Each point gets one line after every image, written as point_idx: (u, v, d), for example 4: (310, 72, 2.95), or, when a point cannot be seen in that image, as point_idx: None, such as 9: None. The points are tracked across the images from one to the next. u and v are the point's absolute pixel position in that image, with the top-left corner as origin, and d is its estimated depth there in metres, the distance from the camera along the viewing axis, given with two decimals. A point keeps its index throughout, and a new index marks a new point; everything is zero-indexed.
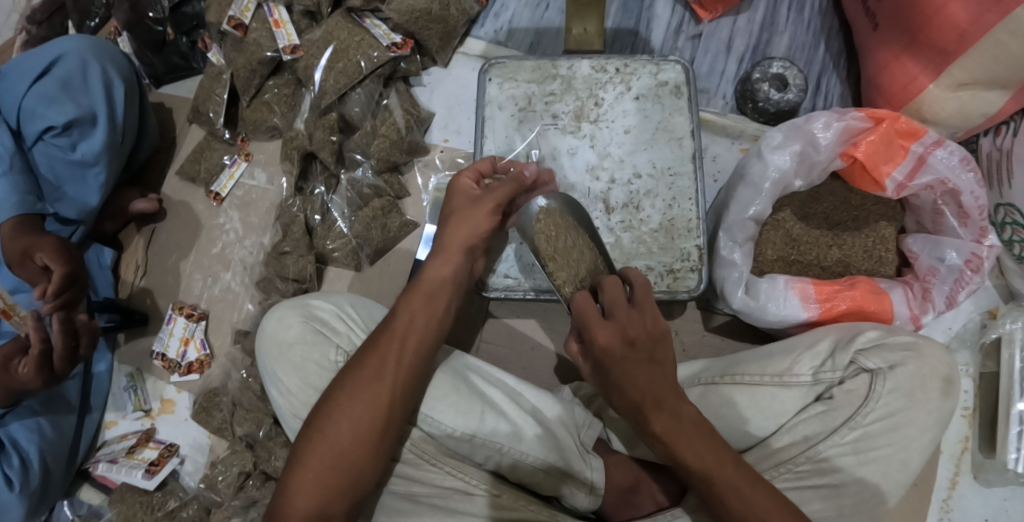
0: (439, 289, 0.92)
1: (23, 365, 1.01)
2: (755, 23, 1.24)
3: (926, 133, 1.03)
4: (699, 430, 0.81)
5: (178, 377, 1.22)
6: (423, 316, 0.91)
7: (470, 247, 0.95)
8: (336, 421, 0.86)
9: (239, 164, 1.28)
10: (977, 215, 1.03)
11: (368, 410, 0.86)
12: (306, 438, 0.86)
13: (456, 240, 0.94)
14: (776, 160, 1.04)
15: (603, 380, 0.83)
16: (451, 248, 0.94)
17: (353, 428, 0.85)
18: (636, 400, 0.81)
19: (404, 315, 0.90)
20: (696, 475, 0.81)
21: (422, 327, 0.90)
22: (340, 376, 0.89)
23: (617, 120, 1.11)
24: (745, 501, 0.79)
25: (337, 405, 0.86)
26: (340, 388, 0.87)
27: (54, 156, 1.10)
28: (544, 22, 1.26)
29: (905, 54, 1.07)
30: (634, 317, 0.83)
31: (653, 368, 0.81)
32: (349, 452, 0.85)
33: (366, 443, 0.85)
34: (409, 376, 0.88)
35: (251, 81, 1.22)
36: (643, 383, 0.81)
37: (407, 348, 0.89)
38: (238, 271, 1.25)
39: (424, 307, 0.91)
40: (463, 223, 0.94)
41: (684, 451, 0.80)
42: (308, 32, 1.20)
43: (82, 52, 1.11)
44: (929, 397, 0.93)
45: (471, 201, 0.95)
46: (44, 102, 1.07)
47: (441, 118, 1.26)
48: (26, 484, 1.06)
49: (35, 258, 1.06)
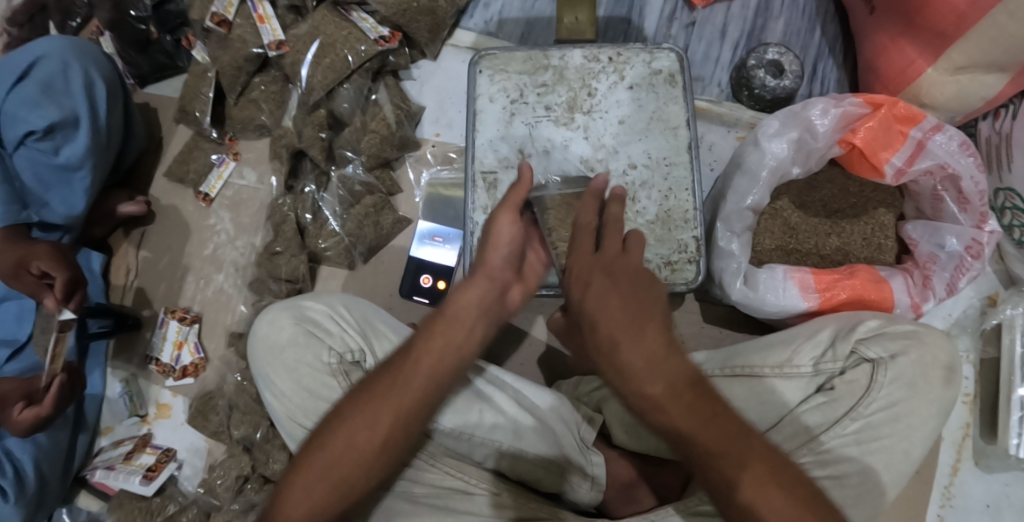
0: (468, 318, 0.79)
1: (20, 410, 1.02)
2: (750, 8, 1.21)
3: (924, 118, 1.01)
4: (696, 395, 0.70)
5: (173, 381, 1.20)
6: (443, 340, 0.79)
7: (504, 271, 0.82)
8: (337, 436, 0.81)
9: (228, 164, 1.25)
10: (977, 201, 1.02)
11: (373, 431, 0.80)
12: (309, 447, 0.83)
13: (484, 273, 0.81)
14: (773, 148, 1.02)
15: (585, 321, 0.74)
16: (484, 270, 0.82)
17: (351, 444, 0.81)
18: (630, 362, 0.70)
19: (428, 335, 0.80)
20: (695, 448, 0.69)
21: (437, 352, 0.79)
22: (352, 389, 0.84)
23: (610, 110, 1.09)
24: (746, 471, 0.69)
25: (342, 418, 0.82)
26: (352, 406, 0.82)
27: (38, 161, 1.07)
28: (535, 11, 1.23)
29: (903, 38, 1.05)
30: (616, 262, 0.77)
31: (640, 327, 0.71)
32: (348, 467, 0.81)
33: (365, 462, 0.81)
34: (414, 400, 0.80)
35: (237, 79, 1.18)
36: (632, 336, 0.71)
37: (421, 372, 0.79)
38: (230, 273, 1.24)
39: (445, 330, 0.79)
40: (498, 242, 0.83)
41: (675, 420, 0.69)
42: (294, 27, 1.17)
43: (63, 53, 1.08)
44: (932, 386, 0.93)
45: (507, 214, 0.84)
46: (26, 107, 1.05)
47: (432, 112, 1.24)
48: (22, 494, 1.06)
49: (30, 268, 1.05)
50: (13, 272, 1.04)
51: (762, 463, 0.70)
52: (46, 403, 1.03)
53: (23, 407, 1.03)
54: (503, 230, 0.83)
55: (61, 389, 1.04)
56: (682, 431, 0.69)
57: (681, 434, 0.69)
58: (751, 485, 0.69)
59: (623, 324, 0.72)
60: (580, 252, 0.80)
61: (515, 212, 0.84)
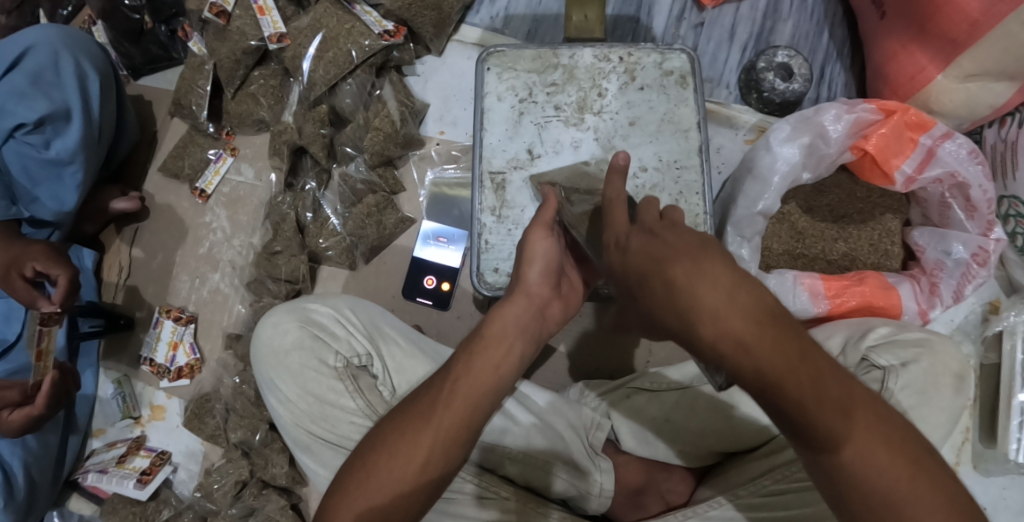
0: (509, 336, 0.84)
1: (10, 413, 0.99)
2: (758, 9, 1.20)
3: (934, 125, 1.02)
4: (784, 334, 0.61)
5: (168, 382, 1.17)
6: (481, 361, 0.82)
7: (538, 293, 0.88)
8: (380, 462, 0.80)
9: (225, 159, 1.22)
10: (985, 209, 1.02)
11: (410, 449, 0.80)
12: (348, 472, 0.82)
13: (522, 294, 0.87)
14: (785, 153, 1.01)
15: (633, 280, 0.70)
16: (522, 288, 0.88)
17: (391, 469, 0.79)
18: (714, 308, 0.62)
19: (464, 358, 0.83)
20: (789, 392, 0.60)
21: (478, 371, 0.82)
22: (390, 416, 0.83)
23: (621, 111, 1.07)
24: (841, 420, 0.61)
25: (383, 442, 0.81)
26: (389, 425, 0.82)
27: (27, 155, 1.03)
28: (542, 8, 1.20)
29: (913, 44, 1.05)
30: (661, 221, 0.73)
31: (697, 258, 0.64)
32: (387, 490, 0.79)
33: (406, 485, 0.79)
34: (458, 420, 0.80)
35: (236, 72, 1.15)
36: (683, 266, 0.65)
37: (459, 391, 0.81)
38: (227, 272, 1.20)
39: (486, 351, 0.83)
40: (536, 260, 0.89)
41: (762, 362, 0.60)
42: (295, 20, 1.14)
43: (54, 43, 1.03)
44: (943, 394, 0.93)
45: (543, 233, 0.90)
46: (14, 98, 1.01)
47: (436, 110, 1.21)
48: (12, 500, 1.02)
49: (24, 269, 1.00)
50: (5, 272, 0.99)
51: (860, 407, 0.62)
52: (39, 401, 1.00)
53: (14, 408, 1.00)
54: (538, 248, 0.89)
55: (53, 389, 1.00)
56: (772, 377, 0.60)
57: (767, 375, 0.60)
58: (853, 439, 0.61)
59: (685, 259, 0.65)
60: (618, 227, 0.78)
61: (547, 229, 0.90)
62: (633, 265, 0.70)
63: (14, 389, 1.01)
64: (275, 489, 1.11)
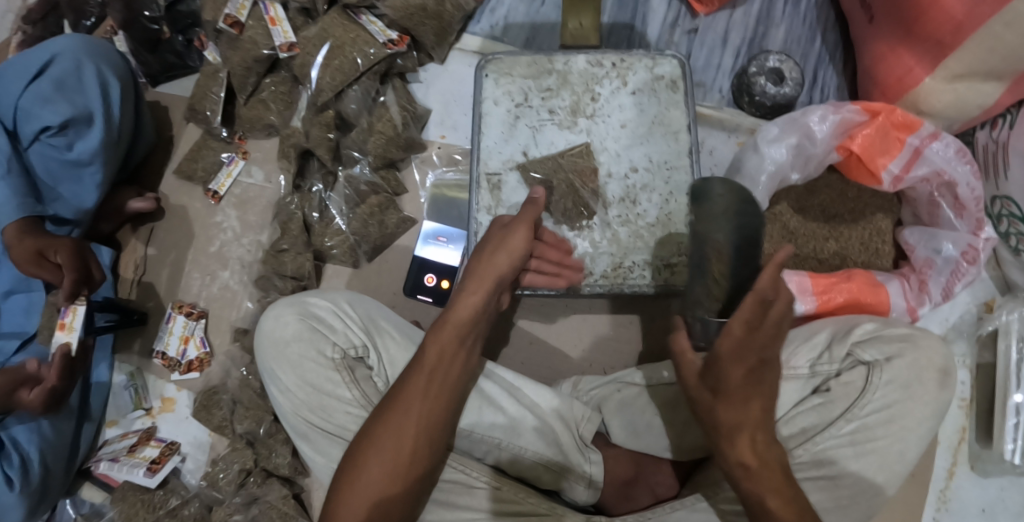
0: (470, 322, 0.89)
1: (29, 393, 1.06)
2: (751, 15, 1.23)
3: (922, 125, 1.03)
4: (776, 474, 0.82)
5: (179, 375, 1.22)
6: (451, 349, 0.88)
7: (499, 282, 0.91)
8: (370, 460, 0.86)
9: (237, 163, 1.28)
10: (974, 207, 1.04)
11: (397, 444, 0.85)
12: (342, 472, 0.87)
13: (483, 276, 0.90)
14: (772, 153, 1.04)
15: (712, 387, 0.81)
16: (486, 275, 0.90)
17: (381, 466, 0.85)
18: (742, 457, 0.81)
19: (433, 348, 0.88)
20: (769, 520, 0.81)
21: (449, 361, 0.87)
22: (373, 414, 0.88)
23: (613, 114, 1.11)
24: None
25: (370, 438, 0.86)
26: (373, 422, 0.87)
27: (50, 156, 1.10)
28: (540, 17, 1.25)
29: (902, 47, 1.07)
30: (766, 358, 0.81)
31: (766, 413, 0.81)
32: (382, 485, 0.85)
33: (400, 478, 0.86)
34: (436, 410, 0.87)
35: (247, 79, 1.21)
36: (745, 414, 0.80)
37: (436, 380, 0.87)
38: (236, 269, 1.26)
39: (453, 339, 0.88)
40: (498, 249, 0.91)
41: (758, 492, 0.81)
42: (305, 30, 1.20)
43: (78, 52, 1.10)
44: (926, 388, 0.94)
45: (509, 227, 0.93)
46: (39, 103, 1.07)
47: (438, 114, 1.26)
48: (27, 484, 1.07)
49: (50, 258, 1.07)
50: (34, 261, 1.06)
51: None
52: (54, 372, 1.07)
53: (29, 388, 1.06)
54: (519, 240, 0.92)
55: (65, 361, 1.07)
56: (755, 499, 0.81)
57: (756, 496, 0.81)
58: None
59: (753, 408, 0.81)
60: (731, 336, 0.79)
61: (529, 229, 0.93)
62: (730, 386, 0.80)
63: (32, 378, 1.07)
64: (277, 479, 1.15)
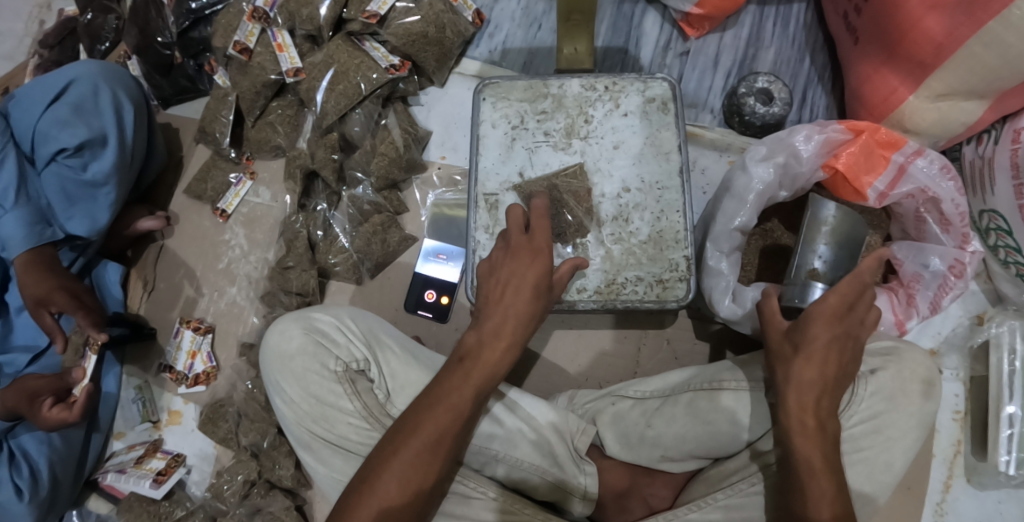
0: (494, 354, 0.88)
1: (48, 405, 1.09)
2: (741, 38, 1.28)
3: (905, 143, 1.06)
4: (826, 440, 0.86)
5: (185, 388, 1.26)
6: (474, 383, 0.88)
7: (526, 319, 0.89)
8: (384, 479, 0.86)
9: (244, 183, 1.32)
10: (958, 222, 1.06)
11: (416, 471, 0.86)
12: (355, 493, 0.87)
13: (501, 305, 0.89)
14: (759, 172, 1.07)
15: (794, 343, 0.89)
16: (499, 307, 0.89)
17: (398, 492, 0.86)
18: (803, 413, 0.86)
19: (458, 381, 0.88)
20: (807, 477, 0.85)
21: (475, 388, 0.88)
22: (389, 432, 0.89)
23: (606, 136, 1.14)
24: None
25: (386, 463, 0.87)
26: (390, 448, 0.87)
27: (65, 177, 1.14)
28: (537, 42, 1.30)
29: (885, 67, 1.10)
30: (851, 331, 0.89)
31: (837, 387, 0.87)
32: (396, 510, 0.86)
33: (413, 503, 0.86)
34: (449, 429, 0.87)
35: (255, 103, 1.27)
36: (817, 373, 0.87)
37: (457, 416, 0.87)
38: (243, 285, 1.30)
39: (477, 375, 0.88)
40: (519, 278, 0.90)
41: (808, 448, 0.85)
42: (310, 56, 1.25)
43: (94, 77, 1.16)
44: (910, 399, 0.96)
45: (533, 253, 0.91)
46: (57, 126, 1.13)
47: (438, 136, 1.30)
48: (36, 494, 1.11)
49: (47, 308, 1.12)
50: (35, 308, 1.12)
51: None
52: (75, 410, 1.10)
53: (53, 404, 1.09)
54: (533, 274, 0.90)
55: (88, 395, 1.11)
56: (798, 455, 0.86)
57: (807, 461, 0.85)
58: None
59: (826, 369, 0.87)
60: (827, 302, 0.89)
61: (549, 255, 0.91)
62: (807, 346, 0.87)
63: (51, 385, 1.11)
64: (281, 490, 1.18)
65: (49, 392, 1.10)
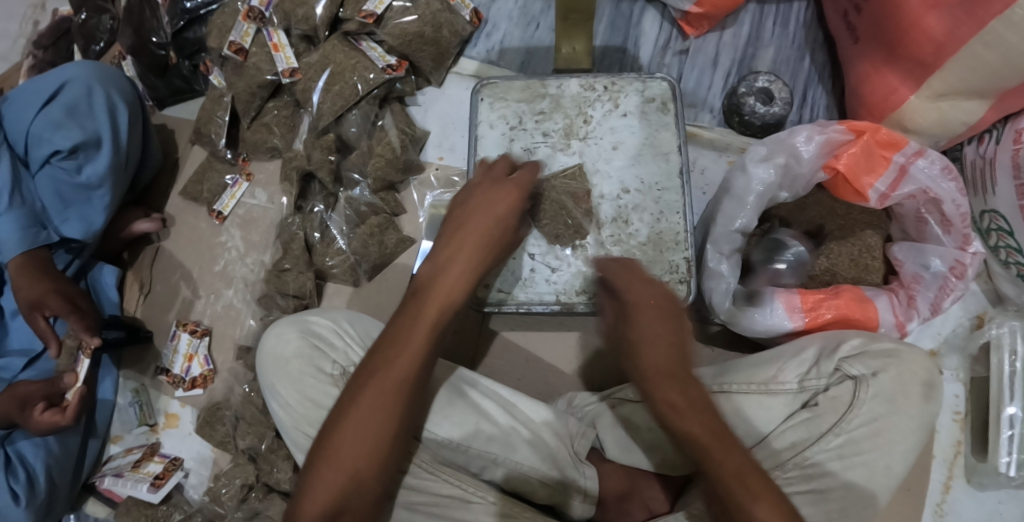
0: (451, 287, 0.88)
1: (42, 410, 1.10)
2: (740, 37, 1.27)
3: (906, 144, 1.05)
4: (728, 447, 0.77)
5: (183, 392, 1.25)
6: (431, 321, 0.87)
7: (483, 249, 0.90)
8: (347, 424, 0.84)
9: (241, 184, 1.31)
10: (960, 223, 1.05)
11: (380, 417, 0.84)
12: (318, 447, 0.84)
13: (461, 240, 0.89)
14: (759, 173, 1.06)
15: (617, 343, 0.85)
16: (462, 240, 0.90)
17: (362, 438, 0.83)
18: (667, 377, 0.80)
19: (417, 323, 0.87)
20: (727, 487, 0.75)
21: (429, 323, 0.87)
22: (349, 384, 0.87)
23: (605, 137, 1.13)
24: None
25: (348, 411, 0.84)
26: (351, 395, 0.85)
27: (60, 180, 1.13)
28: (535, 41, 1.29)
29: (885, 66, 1.09)
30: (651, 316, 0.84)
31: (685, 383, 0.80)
32: (361, 461, 0.83)
33: (376, 454, 0.83)
34: (410, 372, 0.86)
35: (251, 104, 1.26)
36: (665, 361, 0.81)
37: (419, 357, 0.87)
38: (240, 288, 1.29)
39: (432, 312, 0.88)
40: (479, 216, 0.91)
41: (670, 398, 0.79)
42: (307, 56, 1.24)
43: (88, 78, 1.15)
44: (911, 402, 0.95)
45: (497, 190, 0.93)
46: (51, 128, 1.12)
47: (435, 137, 1.29)
48: (33, 498, 1.10)
49: (41, 312, 1.11)
50: (29, 312, 1.11)
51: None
52: (68, 413, 1.12)
53: (45, 408, 1.10)
54: (493, 205, 0.92)
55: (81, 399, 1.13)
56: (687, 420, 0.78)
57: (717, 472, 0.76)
58: None
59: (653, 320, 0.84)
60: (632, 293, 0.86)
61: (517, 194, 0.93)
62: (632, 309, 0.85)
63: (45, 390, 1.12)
64: (278, 494, 1.17)
65: (42, 396, 1.11)
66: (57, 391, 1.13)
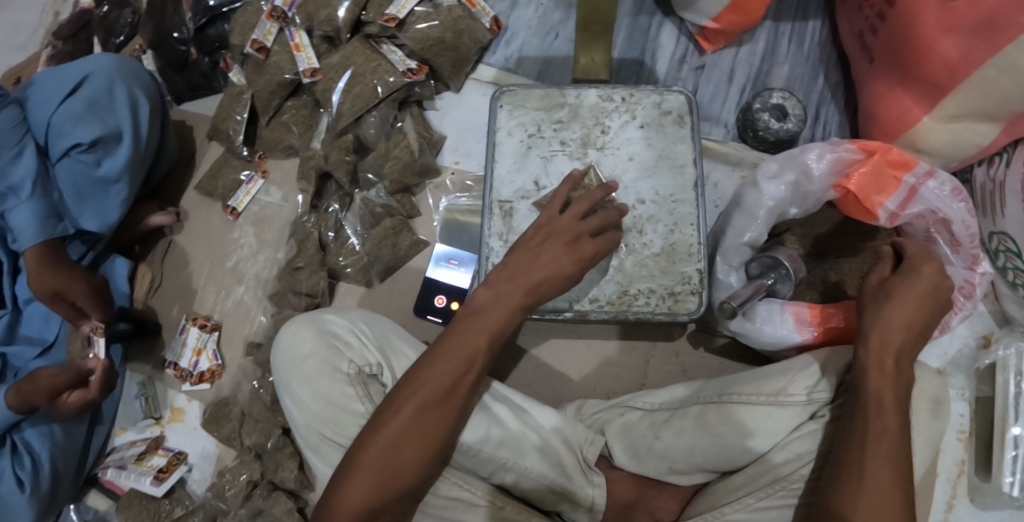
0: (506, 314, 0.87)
1: (69, 395, 1.09)
2: (756, 54, 1.29)
3: (917, 164, 1.07)
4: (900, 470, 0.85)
5: (190, 386, 1.26)
6: (480, 343, 0.87)
7: (540, 283, 0.87)
8: (390, 432, 0.87)
9: (256, 181, 1.32)
10: (969, 244, 1.07)
11: (422, 426, 0.87)
12: (360, 446, 0.88)
13: (524, 269, 0.87)
14: (770, 189, 1.08)
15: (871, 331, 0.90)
16: (523, 272, 0.87)
17: (406, 446, 0.87)
18: (882, 396, 0.87)
19: (467, 344, 0.87)
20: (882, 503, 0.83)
21: (480, 346, 0.87)
22: (396, 386, 0.90)
23: (622, 147, 1.14)
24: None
25: (388, 418, 0.87)
26: (394, 401, 0.88)
27: (78, 172, 1.13)
28: (553, 51, 1.31)
29: (899, 87, 1.11)
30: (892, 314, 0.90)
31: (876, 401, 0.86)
32: (400, 463, 0.87)
33: (416, 459, 0.87)
34: (457, 383, 0.87)
35: (271, 102, 1.27)
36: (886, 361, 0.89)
37: (467, 376, 0.87)
38: (251, 285, 1.29)
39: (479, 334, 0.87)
40: (542, 257, 0.88)
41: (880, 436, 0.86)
42: (327, 57, 1.25)
43: (111, 73, 1.16)
44: (920, 418, 0.96)
45: (560, 239, 0.90)
46: (72, 121, 1.12)
47: (452, 142, 1.30)
48: (38, 487, 1.10)
49: (65, 297, 1.11)
50: (51, 298, 1.10)
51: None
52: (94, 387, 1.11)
53: (72, 390, 1.10)
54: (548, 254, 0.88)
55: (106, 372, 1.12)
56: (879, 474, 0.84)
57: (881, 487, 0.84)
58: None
59: (894, 345, 0.89)
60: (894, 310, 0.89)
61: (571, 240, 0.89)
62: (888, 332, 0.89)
63: (67, 373, 1.10)
64: (283, 492, 1.17)
65: (68, 384, 1.09)
66: (83, 373, 1.11)
